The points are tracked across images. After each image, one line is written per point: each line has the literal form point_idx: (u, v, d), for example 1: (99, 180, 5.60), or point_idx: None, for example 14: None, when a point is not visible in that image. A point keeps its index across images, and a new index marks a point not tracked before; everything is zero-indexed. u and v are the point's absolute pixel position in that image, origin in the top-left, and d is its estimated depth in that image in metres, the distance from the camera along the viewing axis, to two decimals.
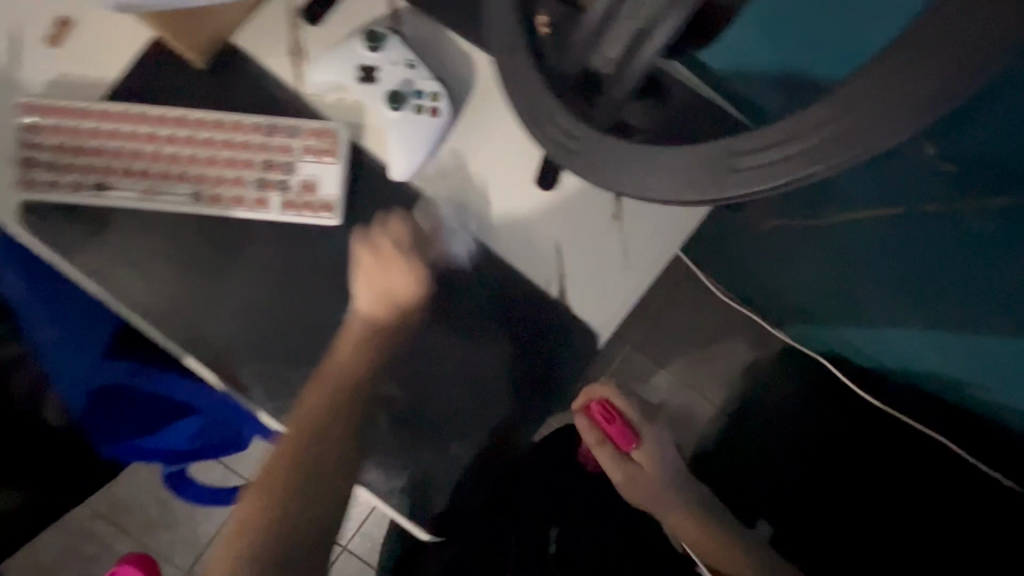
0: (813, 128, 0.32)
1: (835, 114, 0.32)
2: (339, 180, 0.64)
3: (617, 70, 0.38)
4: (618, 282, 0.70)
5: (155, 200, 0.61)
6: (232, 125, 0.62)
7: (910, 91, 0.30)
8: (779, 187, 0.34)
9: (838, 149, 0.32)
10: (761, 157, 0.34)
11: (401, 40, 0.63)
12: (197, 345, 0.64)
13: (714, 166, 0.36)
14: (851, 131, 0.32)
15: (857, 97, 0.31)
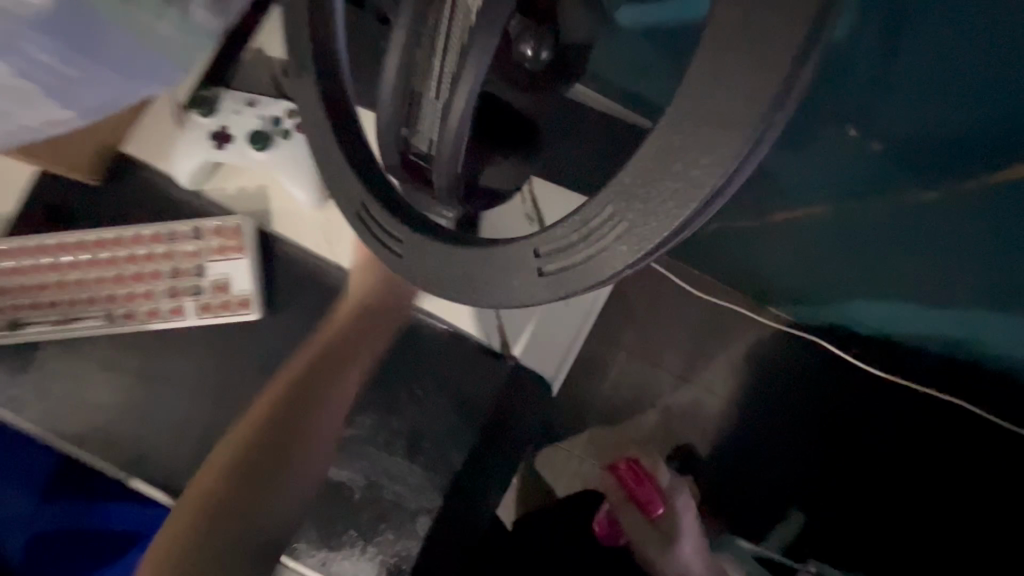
0: (607, 211, 0.26)
1: (634, 182, 0.26)
2: (251, 274, 0.60)
3: (435, 155, 0.30)
4: (562, 328, 0.65)
5: (69, 328, 0.60)
6: (132, 239, 0.60)
7: (721, 116, 0.24)
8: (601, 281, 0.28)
9: (650, 221, 0.25)
10: (583, 252, 0.28)
11: (232, 90, 0.59)
12: (135, 468, 0.61)
13: (521, 267, 0.29)
14: (666, 200, 0.25)
15: (658, 151, 0.25)
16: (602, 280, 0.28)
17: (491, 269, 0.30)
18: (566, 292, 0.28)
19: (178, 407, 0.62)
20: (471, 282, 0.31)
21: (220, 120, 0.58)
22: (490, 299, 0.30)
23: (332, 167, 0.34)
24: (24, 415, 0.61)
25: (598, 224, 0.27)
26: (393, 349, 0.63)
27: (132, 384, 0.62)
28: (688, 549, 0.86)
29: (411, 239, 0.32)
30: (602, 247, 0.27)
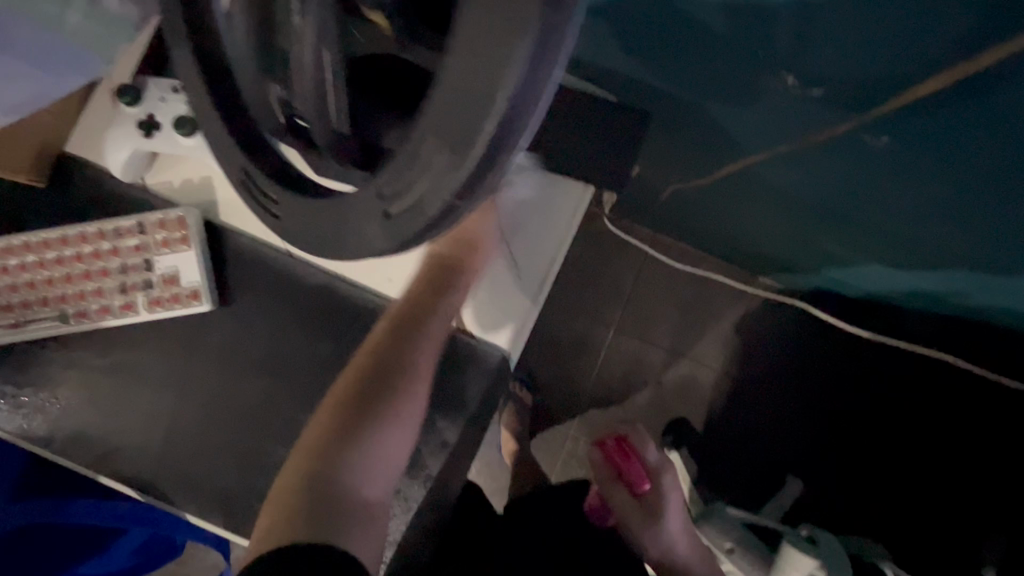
0: (422, 141, 0.26)
1: (435, 110, 0.25)
2: (198, 266, 0.60)
3: None
4: (515, 289, 0.64)
5: (25, 330, 0.61)
6: (79, 238, 0.60)
7: (501, 31, 0.22)
8: (440, 218, 0.27)
9: (461, 143, 0.24)
10: (411, 191, 0.27)
11: (157, 77, 0.59)
12: (103, 465, 0.62)
13: (373, 214, 0.29)
14: (468, 121, 0.24)
15: (452, 76, 0.24)
16: (437, 217, 0.27)
17: (349, 224, 0.31)
18: (414, 233, 0.28)
19: (140, 402, 0.62)
20: (346, 240, 0.31)
21: (146, 108, 0.57)
22: (358, 251, 0.31)
23: None
24: None
25: (419, 156, 0.26)
26: (344, 331, 0.62)
27: (92, 385, 0.63)
28: (674, 527, 0.83)
29: (299, 204, 0.34)
30: (419, 182, 0.26)
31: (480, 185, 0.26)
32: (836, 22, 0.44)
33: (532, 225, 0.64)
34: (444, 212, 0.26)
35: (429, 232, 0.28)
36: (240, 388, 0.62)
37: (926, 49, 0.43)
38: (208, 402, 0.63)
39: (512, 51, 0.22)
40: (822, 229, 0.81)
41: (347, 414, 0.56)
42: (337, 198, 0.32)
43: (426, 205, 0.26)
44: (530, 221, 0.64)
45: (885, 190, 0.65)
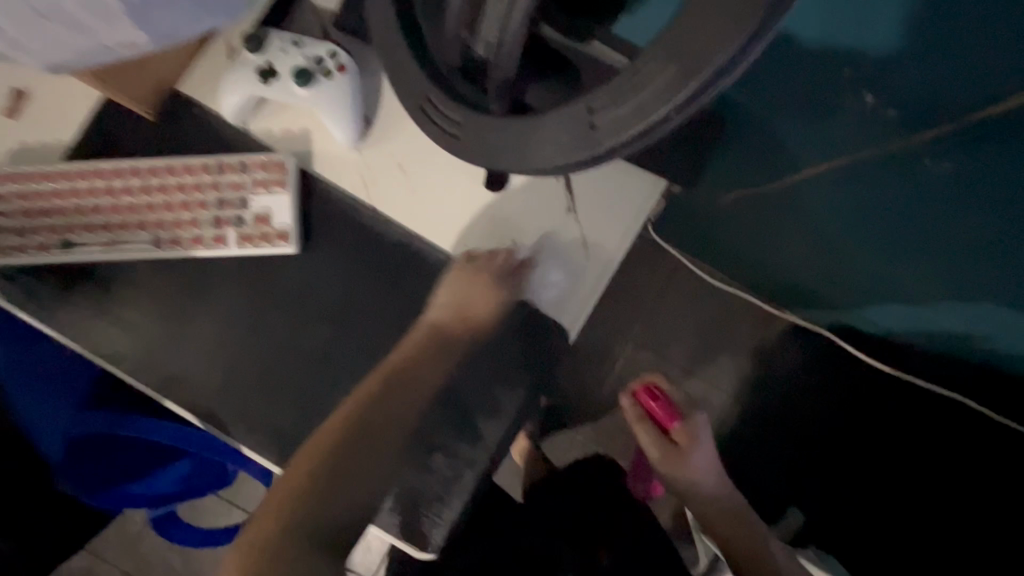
0: (656, 66, 0.29)
1: (676, 38, 0.29)
2: (291, 208, 0.64)
3: (494, 54, 0.34)
4: (580, 271, 0.66)
5: (118, 250, 0.64)
6: (183, 169, 0.64)
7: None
8: (644, 134, 0.31)
9: (697, 66, 0.28)
10: (621, 107, 0.31)
11: (279, 30, 0.64)
12: (168, 388, 0.65)
13: (576, 127, 0.33)
14: (700, 57, 0.28)
15: (694, 17, 0.28)
16: (640, 133, 0.31)
17: (539, 138, 0.34)
18: (613, 145, 0.32)
19: (210, 332, 0.65)
20: (516, 157, 0.35)
21: (267, 57, 0.62)
22: (540, 163, 0.34)
23: (406, 65, 0.38)
24: (70, 333, 0.65)
25: (648, 77, 0.30)
26: (415, 289, 0.65)
27: (170, 312, 0.65)
28: (702, 464, 0.83)
29: (476, 121, 0.37)
30: (633, 99, 0.30)
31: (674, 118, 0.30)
32: (937, 40, 0.49)
33: (603, 208, 0.66)
34: (650, 129, 0.30)
35: (625, 149, 0.32)
36: (307, 331, 0.65)
37: (1000, 79, 0.48)
38: (275, 341, 0.65)
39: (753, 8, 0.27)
40: (866, 255, 0.85)
41: (353, 436, 0.57)
42: (521, 120, 0.35)
43: (636, 117, 0.30)
44: (603, 205, 0.66)
45: (944, 216, 0.69)
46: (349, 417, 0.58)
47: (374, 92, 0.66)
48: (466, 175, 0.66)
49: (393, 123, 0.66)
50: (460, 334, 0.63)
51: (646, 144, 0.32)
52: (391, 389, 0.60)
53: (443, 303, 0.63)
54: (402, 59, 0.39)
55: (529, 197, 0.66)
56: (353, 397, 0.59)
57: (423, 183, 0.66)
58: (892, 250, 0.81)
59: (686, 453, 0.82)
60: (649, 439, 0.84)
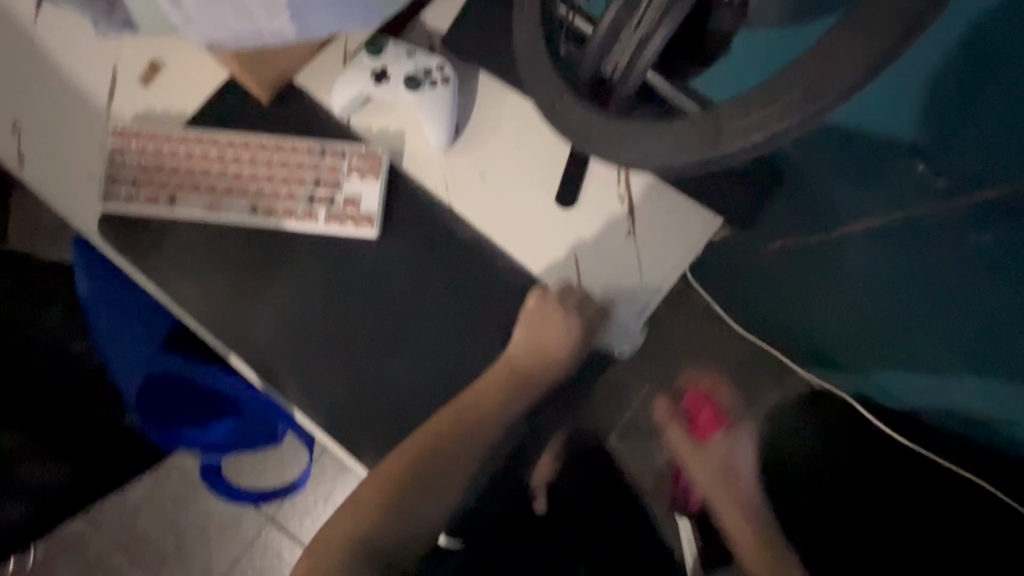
0: (788, 86, 0.34)
1: (811, 66, 0.33)
2: (379, 196, 0.70)
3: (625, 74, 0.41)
4: (633, 290, 0.71)
5: (217, 212, 0.71)
6: (289, 149, 0.71)
7: (865, 48, 0.32)
8: (763, 142, 0.35)
9: (824, 92, 0.33)
10: (746, 117, 0.36)
11: (396, 41, 0.72)
12: (238, 345, 0.70)
13: (700, 129, 0.37)
14: (824, 87, 0.33)
15: (827, 52, 0.33)
16: (753, 145, 0.36)
17: (664, 136, 0.39)
18: (732, 148, 0.36)
19: (285, 299, 0.70)
20: (646, 153, 0.40)
21: (383, 62, 0.70)
22: (659, 157, 0.39)
23: (537, 76, 0.45)
24: (159, 281, 0.70)
25: (778, 93, 0.34)
26: (479, 286, 0.70)
27: (251, 276, 0.71)
28: (746, 464, 1.02)
29: (598, 124, 0.42)
30: (758, 111, 0.35)
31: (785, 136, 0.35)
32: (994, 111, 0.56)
33: (662, 235, 0.71)
34: (770, 138, 0.35)
35: (741, 155, 0.36)
36: (373, 310, 0.70)
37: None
38: (343, 315, 0.70)
39: (868, 56, 0.32)
40: (898, 321, 0.89)
41: (434, 455, 0.72)
42: (645, 122, 0.41)
43: (758, 126, 0.35)
44: (662, 233, 0.71)
45: (986, 290, 0.72)
46: (432, 434, 0.70)
47: (467, 104, 0.73)
48: (542, 189, 0.72)
49: (482, 134, 0.73)
50: (533, 371, 0.77)
51: (754, 154, 0.37)
52: (451, 417, 0.72)
53: (523, 344, 0.73)
54: (534, 69, 0.45)
55: (594, 215, 0.72)
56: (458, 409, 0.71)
57: (499, 191, 0.72)
58: (923, 320, 0.85)
59: (732, 453, 1.01)
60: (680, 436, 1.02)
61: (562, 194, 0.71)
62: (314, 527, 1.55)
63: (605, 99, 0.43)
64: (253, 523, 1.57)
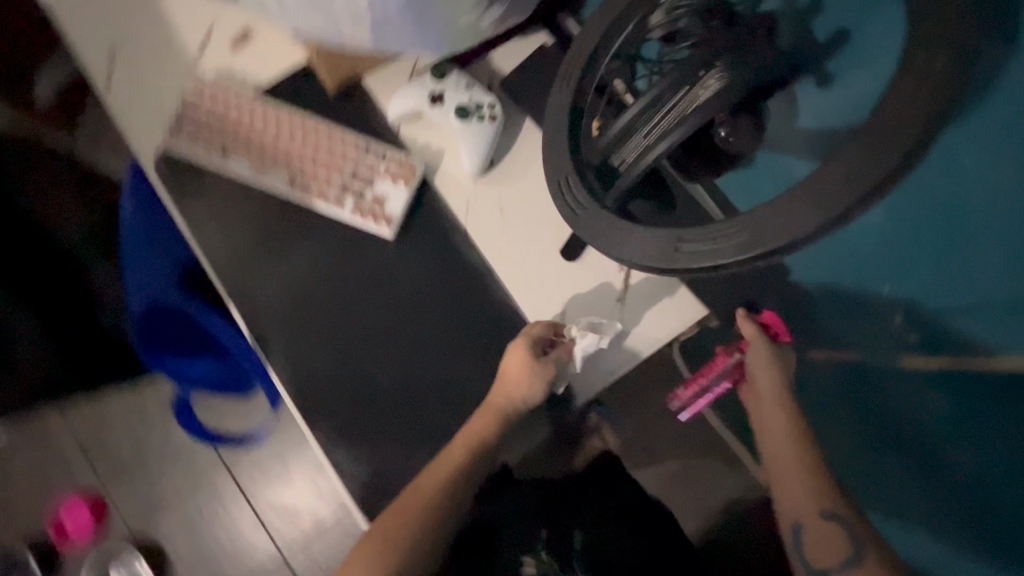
0: (735, 230, 0.42)
1: (768, 214, 0.41)
2: (404, 202, 0.76)
3: (626, 170, 0.46)
4: (608, 352, 0.74)
5: (259, 176, 0.78)
6: (339, 140, 0.78)
7: (801, 218, 0.40)
8: (724, 264, 0.42)
9: (774, 236, 0.41)
10: (707, 241, 0.43)
11: (459, 71, 0.78)
12: (242, 299, 0.76)
13: (668, 243, 0.45)
14: (769, 237, 0.41)
15: (781, 206, 0.41)
16: (708, 266, 0.43)
17: (641, 240, 0.46)
18: (694, 264, 0.43)
19: (296, 269, 0.77)
20: (630, 248, 0.46)
21: (442, 87, 0.77)
22: (636, 256, 0.46)
23: (557, 149, 0.50)
24: (192, 222, 0.78)
25: (731, 231, 0.42)
26: (468, 307, 0.76)
27: (273, 241, 0.77)
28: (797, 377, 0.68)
29: (594, 208, 0.48)
30: (715, 236, 0.43)
31: (735, 263, 0.42)
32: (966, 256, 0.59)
33: (651, 307, 0.74)
34: (730, 263, 0.42)
35: (703, 271, 0.44)
36: (370, 303, 0.76)
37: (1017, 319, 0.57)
38: (342, 298, 0.77)
39: (811, 220, 0.40)
40: None
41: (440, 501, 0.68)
42: (630, 222, 0.47)
43: (712, 254, 0.43)
44: (650, 307, 0.75)
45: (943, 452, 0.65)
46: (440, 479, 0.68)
47: (507, 143, 0.79)
48: (553, 237, 0.77)
49: (513, 172, 0.78)
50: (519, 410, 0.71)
51: (716, 271, 0.44)
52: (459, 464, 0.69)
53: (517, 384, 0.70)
54: (557, 142, 0.51)
55: (591, 273, 0.76)
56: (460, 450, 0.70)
57: (512, 228, 0.77)
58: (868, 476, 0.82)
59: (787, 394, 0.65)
60: (753, 340, 0.66)
61: (568, 247, 0.76)
62: (263, 480, 1.63)
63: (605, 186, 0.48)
64: (210, 459, 1.64)
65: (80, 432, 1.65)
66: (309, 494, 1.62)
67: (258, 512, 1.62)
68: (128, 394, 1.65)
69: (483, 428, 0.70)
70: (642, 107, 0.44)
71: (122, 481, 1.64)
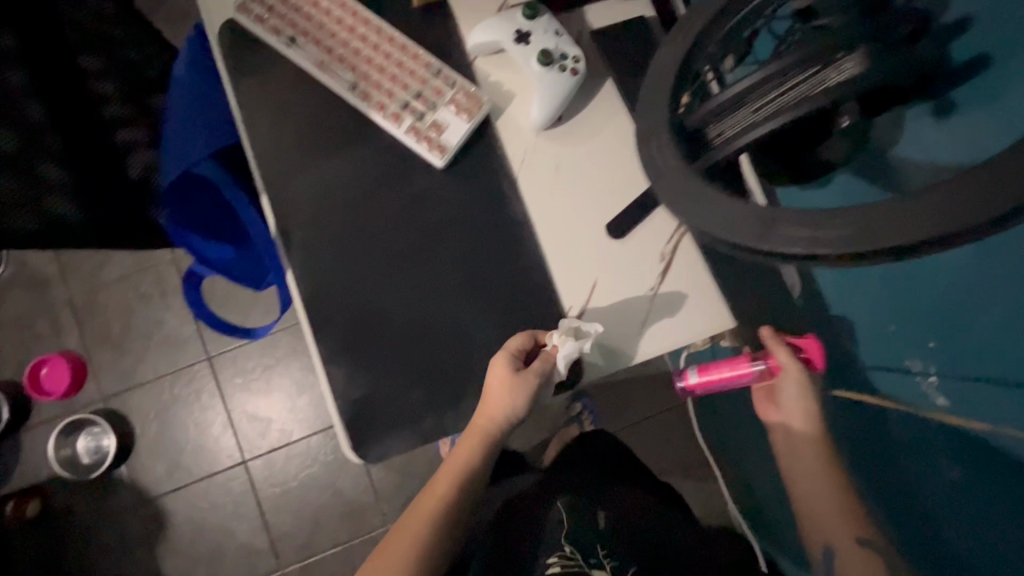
0: (843, 218, 0.36)
1: (881, 208, 0.35)
2: (462, 135, 0.73)
3: (725, 142, 0.43)
4: (628, 337, 0.73)
5: (322, 71, 0.74)
6: (412, 55, 0.75)
7: (924, 220, 0.33)
8: (814, 255, 0.37)
9: (882, 234, 0.34)
10: (801, 226, 0.37)
11: (551, 16, 0.75)
12: (275, 192, 0.74)
13: (756, 218, 0.39)
14: (879, 236, 0.34)
15: (899, 206, 0.34)
16: (796, 254, 0.38)
17: (723, 210, 0.41)
18: (779, 248, 0.38)
19: (337, 176, 0.75)
20: (709, 215, 0.41)
21: (530, 27, 0.73)
22: (713, 227, 0.41)
23: (650, 106, 0.47)
24: (243, 101, 0.75)
25: (836, 219, 0.36)
26: (500, 259, 0.73)
27: (319, 144, 0.75)
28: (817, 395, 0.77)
29: (679, 170, 0.44)
30: (812, 225, 0.37)
31: (827, 259, 0.37)
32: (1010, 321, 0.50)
33: (683, 304, 0.73)
34: (822, 256, 0.37)
35: (787, 257, 0.38)
36: (403, 229, 0.74)
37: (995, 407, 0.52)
38: (377, 217, 0.74)
39: (933, 224, 0.33)
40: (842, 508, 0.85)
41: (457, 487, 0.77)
42: (715, 189, 0.42)
43: (805, 241, 0.37)
44: (683, 304, 0.73)
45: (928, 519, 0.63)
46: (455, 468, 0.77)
47: (579, 105, 0.75)
48: (603, 210, 0.75)
49: (580, 134, 0.75)
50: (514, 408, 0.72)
51: (800, 262, 0.38)
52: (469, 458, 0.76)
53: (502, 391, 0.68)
54: (651, 100, 0.47)
55: (632, 256, 0.74)
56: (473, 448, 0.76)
57: (564, 190, 0.75)
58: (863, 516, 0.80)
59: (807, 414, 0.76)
60: (787, 364, 0.73)
61: (616, 224, 0.74)
62: (243, 386, 1.63)
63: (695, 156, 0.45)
64: (195, 350, 1.64)
65: (75, 292, 1.66)
66: (283, 410, 1.62)
67: (228, 414, 1.63)
68: (131, 267, 1.67)
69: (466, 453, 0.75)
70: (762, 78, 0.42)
71: (104, 349, 1.64)
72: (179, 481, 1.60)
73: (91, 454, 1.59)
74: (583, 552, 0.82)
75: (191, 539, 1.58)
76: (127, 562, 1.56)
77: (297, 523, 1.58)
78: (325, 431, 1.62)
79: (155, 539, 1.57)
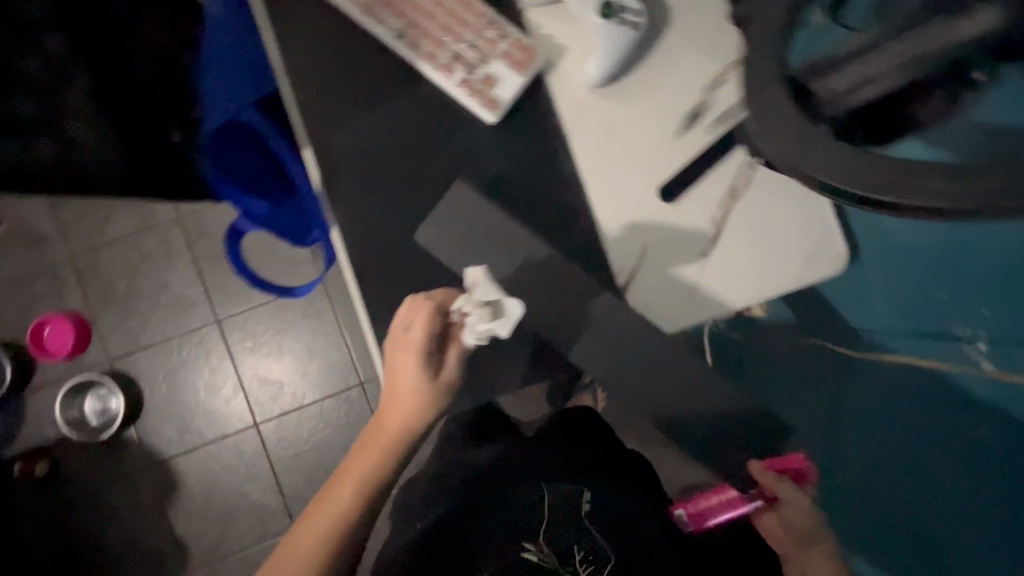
0: (976, 179, 0.37)
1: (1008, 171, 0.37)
2: (516, 89, 0.70)
3: (839, 96, 0.42)
4: (677, 304, 0.73)
5: (368, 17, 0.71)
6: (462, 4, 0.72)
7: None
8: (942, 211, 0.38)
9: (1007, 199, 0.37)
10: (931, 182, 0.38)
11: None
12: (318, 143, 0.71)
13: (886, 169, 0.39)
14: (1006, 198, 0.37)
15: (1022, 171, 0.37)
16: (925, 208, 0.38)
17: (845, 160, 0.40)
18: (906, 202, 0.38)
19: (382, 128, 0.72)
20: (809, 164, 0.41)
21: None
22: (831, 176, 0.40)
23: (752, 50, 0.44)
24: (282, 45, 0.70)
25: (972, 178, 0.37)
26: (549, 219, 0.73)
27: (362, 94, 0.71)
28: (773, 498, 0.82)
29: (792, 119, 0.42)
30: (945, 184, 0.37)
31: (951, 215, 0.38)
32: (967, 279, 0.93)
33: (731, 270, 0.73)
34: (951, 211, 0.38)
35: (912, 211, 0.39)
36: (451, 185, 0.72)
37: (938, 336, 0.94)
38: (424, 172, 0.72)
39: None
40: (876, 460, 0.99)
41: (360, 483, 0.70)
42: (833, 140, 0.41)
43: (936, 197, 0.37)
44: (732, 269, 0.73)
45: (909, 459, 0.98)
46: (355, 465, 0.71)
47: (634, 62, 0.73)
48: (655, 172, 0.73)
49: (635, 91, 0.73)
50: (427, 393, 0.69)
51: (918, 217, 0.39)
52: (369, 449, 0.72)
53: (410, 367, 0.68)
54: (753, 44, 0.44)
55: (683, 221, 0.73)
56: (384, 438, 0.71)
57: (618, 151, 0.73)
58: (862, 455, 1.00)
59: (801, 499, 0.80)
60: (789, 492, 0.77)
61: (667, 187, 0.73)
62: (252, 349, 1.61)
63: (804, 102, 0.42)
64: (202, 314, 1.61)
65: (74, 251, 1.61)
66: (295, 373, 1.61)
67: (238, 378, 1.61)
68: (133, 226, 1.62)
69: (364, 464, 0.71)
70: (875, 36, 0.42)
71: (108, 310, 1.61)
72: (189, 444, 1.59)
73: (99, 416, 1.57)
74: (558, 549, 0.73)
75: (204, 500, 1.58)
76: (139, 523, 1.56)
77: (309, 485, 1.59)
78: (338, 395, 1.61)
79: (167, 500, 1.58)
